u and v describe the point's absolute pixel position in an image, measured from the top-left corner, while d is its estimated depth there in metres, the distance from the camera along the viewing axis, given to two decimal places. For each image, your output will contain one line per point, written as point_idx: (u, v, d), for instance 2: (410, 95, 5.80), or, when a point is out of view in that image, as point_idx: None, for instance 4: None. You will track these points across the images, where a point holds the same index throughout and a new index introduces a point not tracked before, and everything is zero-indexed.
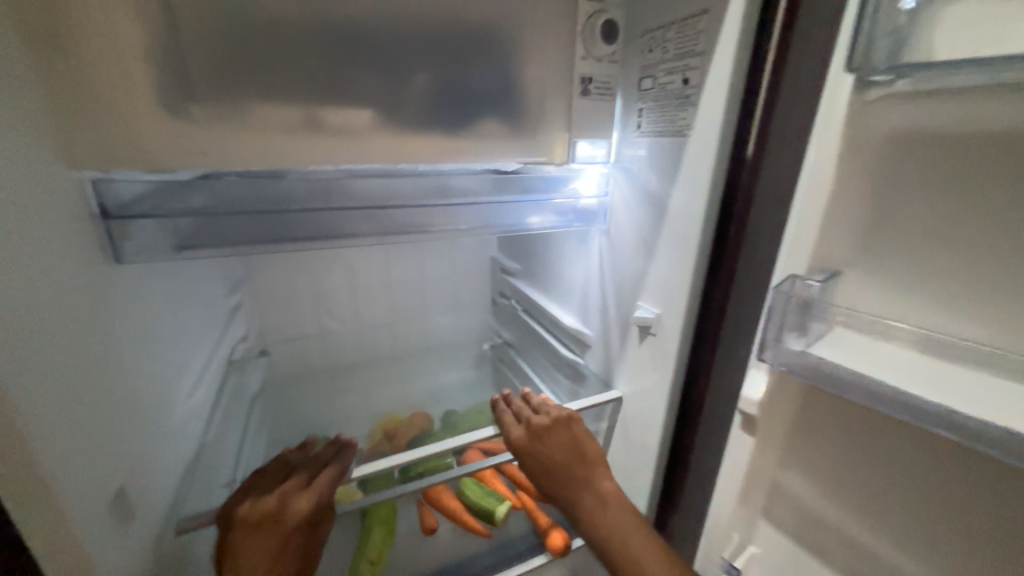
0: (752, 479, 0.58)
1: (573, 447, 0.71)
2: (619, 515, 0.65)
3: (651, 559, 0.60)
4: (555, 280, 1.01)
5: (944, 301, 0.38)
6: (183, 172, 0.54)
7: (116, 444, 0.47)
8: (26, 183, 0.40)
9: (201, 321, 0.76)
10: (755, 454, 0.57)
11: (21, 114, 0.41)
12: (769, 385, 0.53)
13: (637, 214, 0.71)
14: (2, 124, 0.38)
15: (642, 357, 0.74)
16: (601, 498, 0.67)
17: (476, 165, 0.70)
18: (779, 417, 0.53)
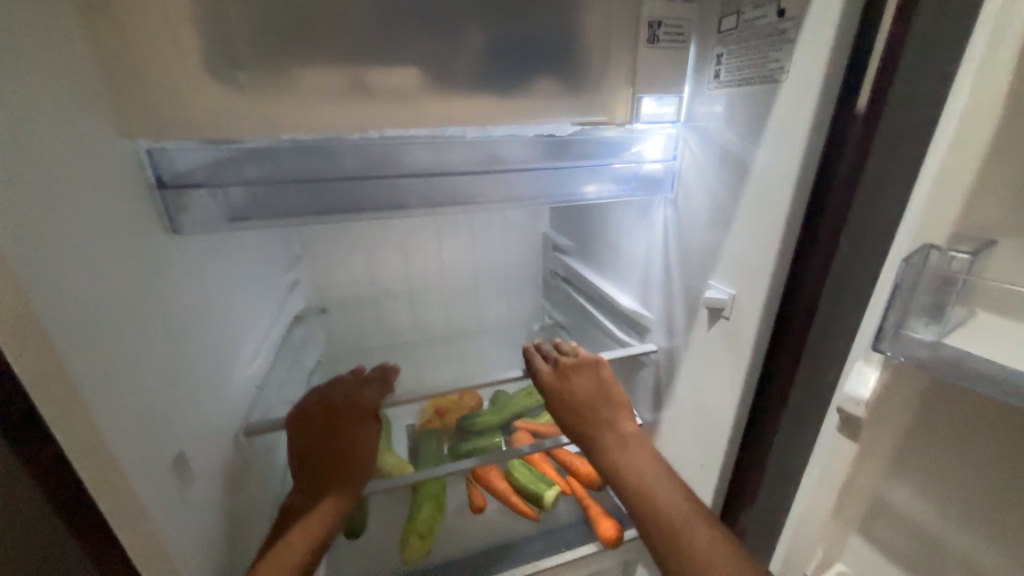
0: (848, 490, 0.50)
1: (601, 389, 0.69)
2: (641, 458, 0.63)
3: (670, 503, 0.58)
4: (612, 257, 0.93)
5: None
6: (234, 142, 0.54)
7: (177, 410, 0.49)
8: (81, 150, 0.40)
9: (260, 292, 0.79)
10: (854, 462, 0.48)
11: (75, 82, 0.41)
12: (879, 383, 0.44)
13: (710, 179, 0.62)
14: (55, 89, 0.38)
15: (711, 342, 0.66)
16: (624, 438, 0.65)
17: (529, 129, 0.64)
18: (888, 419, 0.44)
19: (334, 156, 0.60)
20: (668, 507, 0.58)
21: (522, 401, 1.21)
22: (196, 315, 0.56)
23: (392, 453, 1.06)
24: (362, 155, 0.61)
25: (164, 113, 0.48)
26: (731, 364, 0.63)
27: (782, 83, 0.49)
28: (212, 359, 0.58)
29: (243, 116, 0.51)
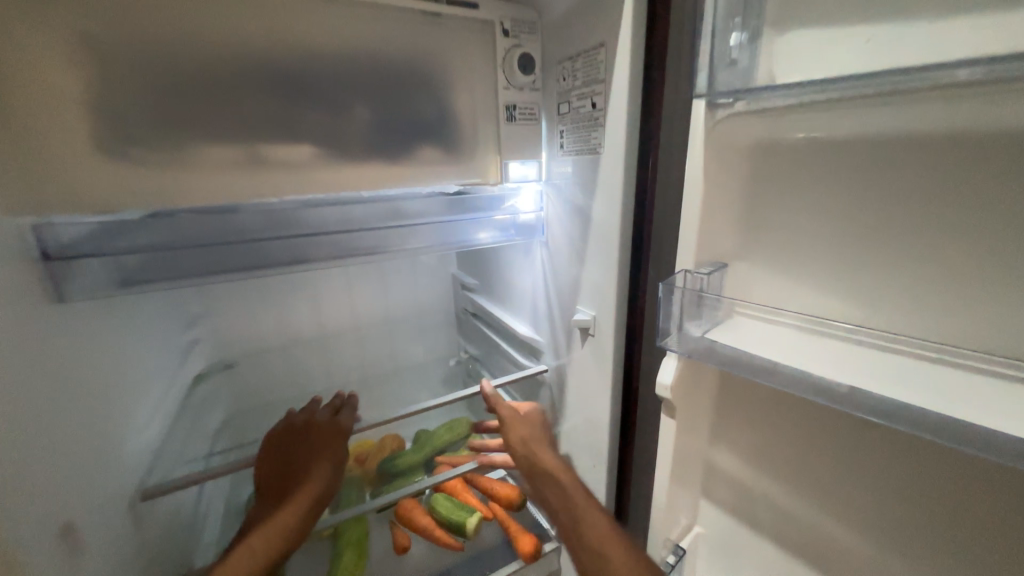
0: (686, 460, 0.64)
1: (540, 434, 0.84)
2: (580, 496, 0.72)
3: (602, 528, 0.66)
4: (508, 293, 1.05)
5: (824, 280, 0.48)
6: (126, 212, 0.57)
7: (68, 478, 0.49)
8: None
9: (154, 354, 0.77)
10: (686, 437, 0.63)
11: None
12: (680, 370, 0.54)
13: (568, 225, 0.77)
14: None
15: (585, 357, 0.79)
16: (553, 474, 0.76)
17: (419, 189, 0.74)
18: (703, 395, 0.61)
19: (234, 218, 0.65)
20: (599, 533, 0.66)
21: (443, 435, 1.25)
22: (85, 382, 0.55)
23: None
24: (266, 218, 0.65)
25: (57, 188, 0.51)
26: (600, 373, 0.76)
27: (601, 154, 0.65)
28: (105, 425, 0.58)
29: (137, 188, 0.55)
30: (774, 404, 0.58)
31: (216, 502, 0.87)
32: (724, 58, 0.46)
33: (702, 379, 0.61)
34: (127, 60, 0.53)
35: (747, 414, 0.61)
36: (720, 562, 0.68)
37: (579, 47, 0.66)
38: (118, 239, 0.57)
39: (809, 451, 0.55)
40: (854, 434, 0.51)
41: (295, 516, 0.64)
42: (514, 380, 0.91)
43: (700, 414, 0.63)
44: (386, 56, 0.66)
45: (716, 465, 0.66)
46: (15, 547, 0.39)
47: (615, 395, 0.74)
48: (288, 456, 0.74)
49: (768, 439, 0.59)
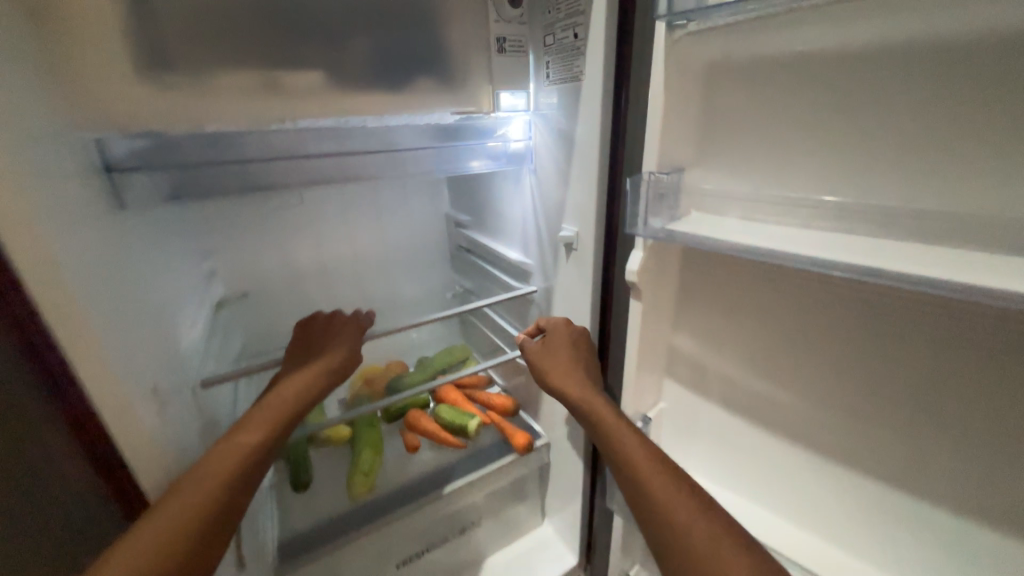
0: (653, 344, 0.78)
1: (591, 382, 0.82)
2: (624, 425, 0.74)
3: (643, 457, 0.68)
4: (500, 224, 1.15)
5: (763, 172, 0.62)
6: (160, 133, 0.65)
7: (147, 352, 0.59)
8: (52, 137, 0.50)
9: (186, 273, 0.86)
10: (652, 324, 0.76)
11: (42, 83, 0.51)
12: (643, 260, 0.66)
13: (554, 151, 0.86)
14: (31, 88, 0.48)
15: (570, 269, 0.91)
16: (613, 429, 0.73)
17: (415, 118, 0.83)
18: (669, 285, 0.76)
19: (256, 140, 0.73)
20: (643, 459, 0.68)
21: (443, 359, 1.39)
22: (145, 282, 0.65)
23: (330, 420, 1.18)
24: (270, 143, 0.75)
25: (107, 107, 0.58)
26: (583, 282, 0.88)
27: (582, 81, 0.74)
28: (163, 320, 0.68)
29: (173, 110, 0.62)
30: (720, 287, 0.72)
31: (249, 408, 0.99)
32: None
33: (665, 271, 0.74)
34: None
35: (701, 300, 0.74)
36: (680, 428, 0.84)
37: None
38: (158, 157, 0.67)
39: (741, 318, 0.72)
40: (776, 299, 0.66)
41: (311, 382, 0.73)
42: (507, 296, 1.03)
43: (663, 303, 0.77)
44: None
45: (677, 350, 0.80)
46: None
47: (595, 298, 0.87)
48: (311, 346, 0.82)
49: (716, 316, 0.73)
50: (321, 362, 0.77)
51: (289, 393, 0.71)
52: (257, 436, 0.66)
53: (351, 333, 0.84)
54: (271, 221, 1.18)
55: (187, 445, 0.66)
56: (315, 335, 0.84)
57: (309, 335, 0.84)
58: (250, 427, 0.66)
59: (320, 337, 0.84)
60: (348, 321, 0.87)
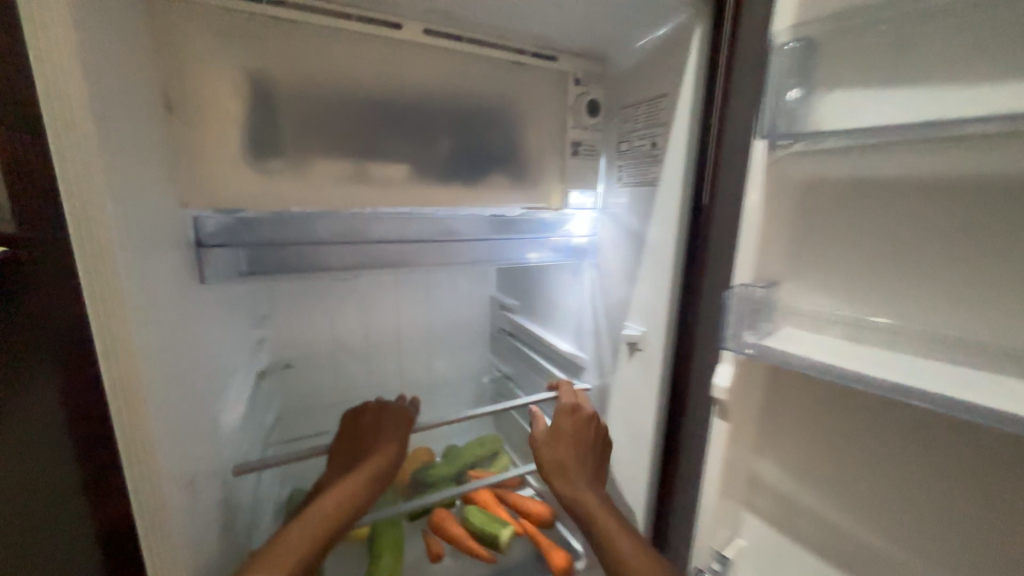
0: (733, 470, 0.68)
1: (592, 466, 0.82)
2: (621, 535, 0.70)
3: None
4: (552, 312, 1.12)
5: (865, 287, 0.55)
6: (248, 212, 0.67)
7: (190, 437, 0.55)
8: (158, 217, 0.51)
9: (239, 345, 0.84)
10: (733, 446, 0.67)
11: (163, 166, 0.54)
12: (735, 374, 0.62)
13: (621, 249, 0.85)
14: (153, 170, 0.51)
15: (632, 371, 0.84)
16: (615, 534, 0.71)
17: (484, 209, 0.84)
18: (752, 404, 0.68)
19: (334, 222, 0.75)
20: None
21: (475, 450, 1.29)
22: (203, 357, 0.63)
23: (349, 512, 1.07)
24: (336, 227, 0.75)
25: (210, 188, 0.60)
26: (647, 387, 0.81)
27: (659, 186, 0.74)
28: (210, 399, 0.64)
29: (265, 193, 0.65)
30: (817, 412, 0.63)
31: (271, 492, 0.91)
32: (782, 108, 0.55)
33: (750, 387, 0.66)
34: (280, 88, 0.64)
35: (792, 424, 0.65)
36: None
37: (643, 96, 0.76)
38: (239, 234, 0.67)
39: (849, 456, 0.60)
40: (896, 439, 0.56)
41: (356, 490, 0.68)
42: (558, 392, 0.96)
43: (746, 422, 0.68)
44: (476, 97, 0.77)
45: (761, 479, 0.70)
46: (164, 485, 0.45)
47: (663, 406, 0.79)
48: (357, 441, 0.78)
49: (811, 445, 0.64)
50: (368, 465, 0.73)
51: (330, 505, 0.66)
52: (293, 558, 0.59)
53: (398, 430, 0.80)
54: (324, 294, 1.19)
55: (207, 547, 0.58)
56: (361, 428, 0.80)
57: (355, 427, 0.80)
58: (286, 544, 0.60)
59: (367, 430, 0.80)
60: (397, 413, 0.83)
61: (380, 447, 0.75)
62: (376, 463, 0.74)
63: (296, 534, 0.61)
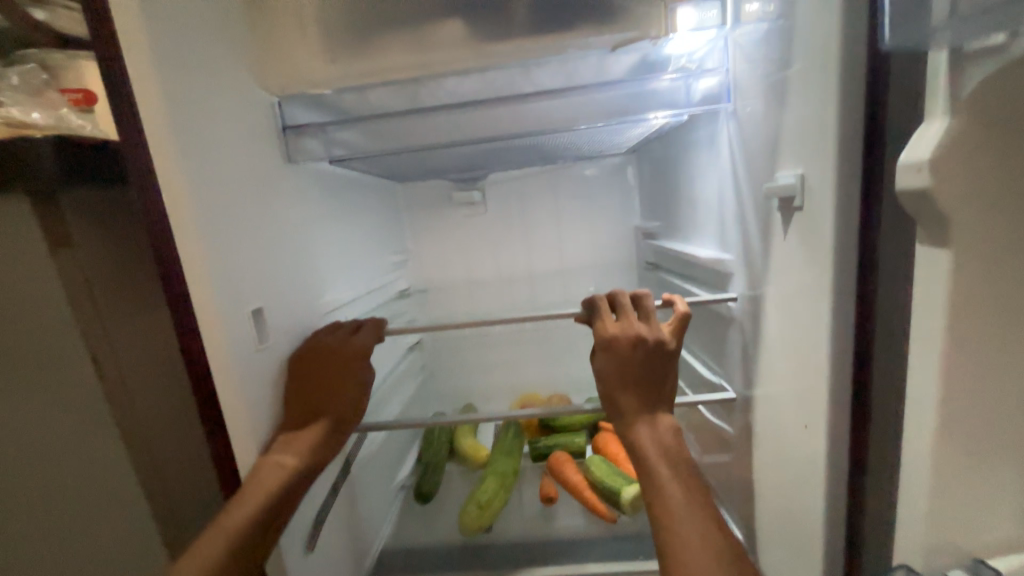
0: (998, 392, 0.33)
1: (663, 380, 0.62)
2: (673, 469, 0.55)
3: (695, 533, 0.49)
4: (693, 214, 0.85)
5: None
6: (335, 97, 0.71)
7: (265, 285, 0.62)
8: (225, 89, 0.58)
9: (360, 254, 0.95)
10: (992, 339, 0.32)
11: (233, 47, 0.60)
12: None
13: (762, 62, 0.56)
14: (219, 46, 0.58)
15: (793, 246, 0.53)
16: (677, 484, 0.53)
17: (574, 61, 0.69)
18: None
19: (438, 90, 0.72)
20: (685, 528, 0.49)
21: None
22: (297, 233, 0.72)
23: (472, 438, 1.07)
24: (447, 97, 0.73)
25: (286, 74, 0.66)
26: (816, 262, 0.49)
27: None
28: (306, 273, 0.73)
29: (323, 69, 0.65)
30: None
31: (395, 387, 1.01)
32: None
33: (990, 172, 0.34)
34: None
35: None
36: None
37: None
38: (353, 109, 0.72)
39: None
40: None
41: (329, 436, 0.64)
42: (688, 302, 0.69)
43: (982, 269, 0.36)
44: None
45: None
46: (212, 299, 0.51)
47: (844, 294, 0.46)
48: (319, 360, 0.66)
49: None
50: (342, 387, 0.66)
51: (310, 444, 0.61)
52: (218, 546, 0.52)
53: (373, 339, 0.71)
54: (458, 229, 1.24)
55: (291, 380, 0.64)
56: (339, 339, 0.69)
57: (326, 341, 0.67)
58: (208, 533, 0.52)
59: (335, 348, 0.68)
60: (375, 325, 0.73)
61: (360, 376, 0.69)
62: (353, 376, 0.68)
63: (306, 435, 0.61)
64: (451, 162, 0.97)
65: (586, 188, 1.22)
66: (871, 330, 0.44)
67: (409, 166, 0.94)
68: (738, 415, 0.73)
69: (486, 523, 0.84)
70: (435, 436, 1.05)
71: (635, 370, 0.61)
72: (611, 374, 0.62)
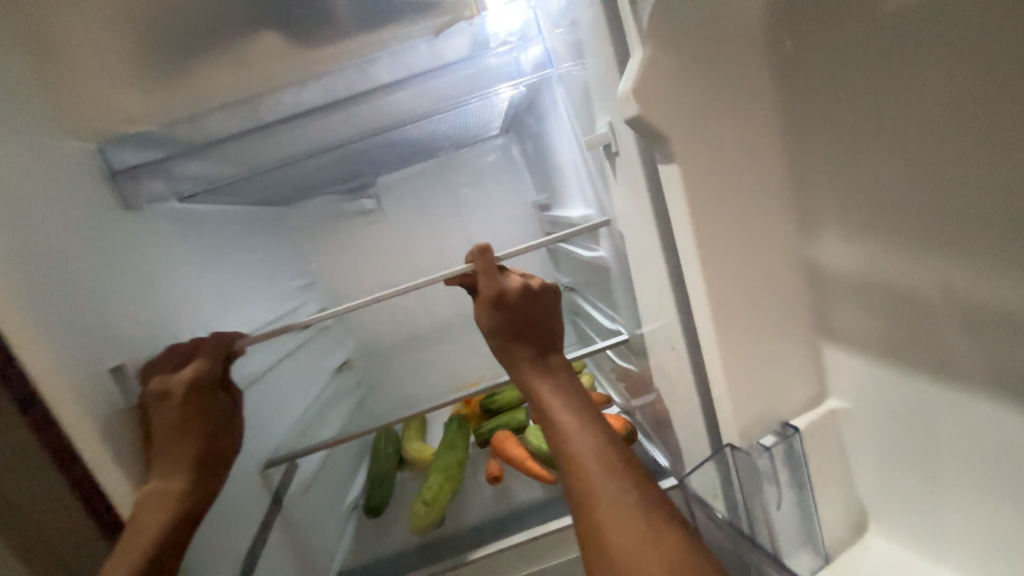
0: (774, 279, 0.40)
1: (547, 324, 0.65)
2: (567, 400, 0.58)
3: (590, 450, 0.52)
4: (563, 181, 0.89)
5: None
6: (182, 130, 0.66)
7: (136, 340, 0.59)
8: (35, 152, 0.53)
9: (254, 289, 0.92)
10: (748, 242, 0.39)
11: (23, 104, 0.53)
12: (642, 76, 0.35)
13: (563, 29, 0.59)
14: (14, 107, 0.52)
15: (620, 191, 0.56)
16: (574, 408, 0.57)
17: (413, 60, 0.68)
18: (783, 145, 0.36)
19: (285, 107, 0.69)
20: (583, 447, 0.53)
21: None
22: (160, 280, 0.67)
23: (420, 440, 1.07)
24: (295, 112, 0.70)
25: (94, 115, 0.58)
26: (634, 201, 0.53)
27: None
28: (176, 320, 0.68)
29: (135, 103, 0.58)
30: (962, 56, 0.28)
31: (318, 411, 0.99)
32: None
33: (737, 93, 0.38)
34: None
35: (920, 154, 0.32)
36: None
37: None
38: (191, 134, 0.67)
39: (772, 189, 0.39)
40: (835, 108, 0.35)
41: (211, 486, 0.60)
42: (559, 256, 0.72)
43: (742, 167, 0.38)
44: None
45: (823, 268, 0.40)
46: (64, 377, 0.47)
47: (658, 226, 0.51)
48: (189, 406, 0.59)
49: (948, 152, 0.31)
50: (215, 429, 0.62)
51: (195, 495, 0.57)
52: None
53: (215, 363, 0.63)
54: (360, 240, 1.23)
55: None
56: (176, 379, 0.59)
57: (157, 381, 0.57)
58: None
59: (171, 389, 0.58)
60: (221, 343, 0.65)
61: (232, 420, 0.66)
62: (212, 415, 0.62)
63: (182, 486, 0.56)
64: (328, 173, 0.96)
65: (477, 175, 1.24)
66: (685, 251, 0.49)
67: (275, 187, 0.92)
68: (634, 355, 0.79)
69: (436, 516, 0.85)
70: (384, 446, 1.05)
71: (523, 320, 0.63)
72: (501, 330, 0.62)
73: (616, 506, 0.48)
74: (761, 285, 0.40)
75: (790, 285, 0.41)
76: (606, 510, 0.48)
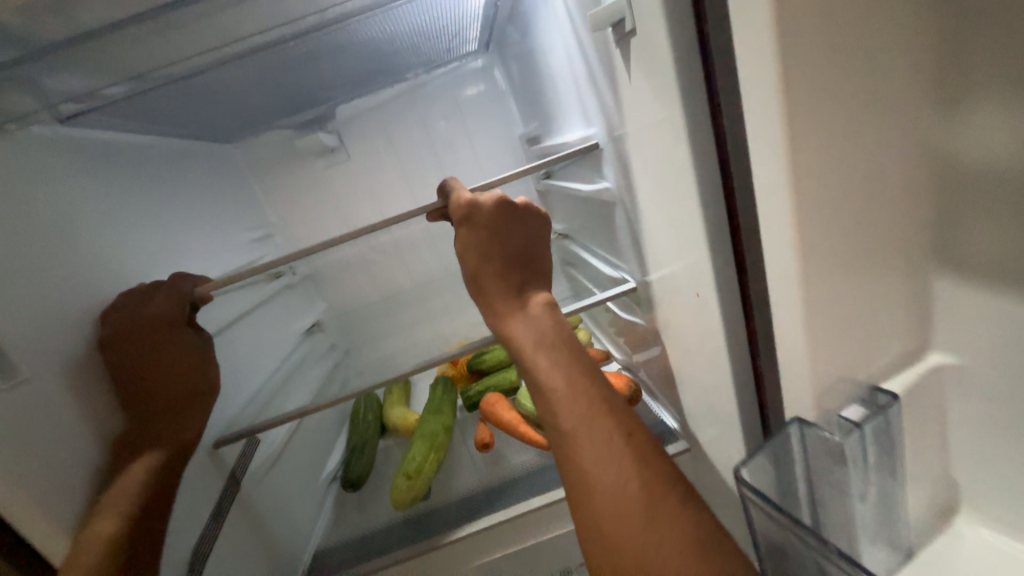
0: (877, 190, 0.29)
1: (530, 259, 0.55)
2: (553, 358, 0.46)
3: (582, 403, 0.43)
4: (557, 100, 0.74)
5: None
6: None
7: (24, 303, 0.46)
8: None
9: (195, 242, 0.78)
10: (845, 134, 0.27)
11: None
12: None
13: None
14: None
15: (636, 89, 0.42)
16: (565, 352, 0.47)
17: None
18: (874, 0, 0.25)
19: None
20: (576, 397, 0.44)
21: None
22: (50, 224, 0.52)
23: (402, 405, 0.98)
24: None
25: None
26: (656, 100, 0.39)
27: None
28: (84, 279, 0.54)
29: None
30: None
31: (284, 380, 0.88)
32: None
33: None
34: None
35: None
36: None
37: None
38: None
39: (883, 52, 0.27)
40: None
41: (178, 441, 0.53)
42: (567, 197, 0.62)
43: (846, 1, 0.25)
44: None
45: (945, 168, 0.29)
46: None
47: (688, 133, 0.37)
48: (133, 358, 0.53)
49: None
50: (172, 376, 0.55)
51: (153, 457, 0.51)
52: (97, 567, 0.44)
53: (174, 304, 0.57)
54: (322, 186, 1.07)
55: (90, 408, 0.49)
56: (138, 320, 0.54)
57: (120, 326, 0.53)
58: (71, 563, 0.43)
59: (135, 335, 0.53)
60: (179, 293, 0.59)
61: (192, 363, 0.58)
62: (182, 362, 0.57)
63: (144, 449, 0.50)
64: (270, 94, 0.79)
65: (453, 104, 1.07)
66: (728, 163, 0.36)
67: (205, 107, 0.75)
68: (640, 306, 0.68)
69: (419, 490, 0.76)
70: (363, 414, 0.95)
71: (502, 250, 0.53)
72: (478, 263, 0.52)
73: (615, 467, 0.40)
74: (864, 192, 0.29)
75: (907, 197, 0.30)
76: (604, 471, 0.39)
